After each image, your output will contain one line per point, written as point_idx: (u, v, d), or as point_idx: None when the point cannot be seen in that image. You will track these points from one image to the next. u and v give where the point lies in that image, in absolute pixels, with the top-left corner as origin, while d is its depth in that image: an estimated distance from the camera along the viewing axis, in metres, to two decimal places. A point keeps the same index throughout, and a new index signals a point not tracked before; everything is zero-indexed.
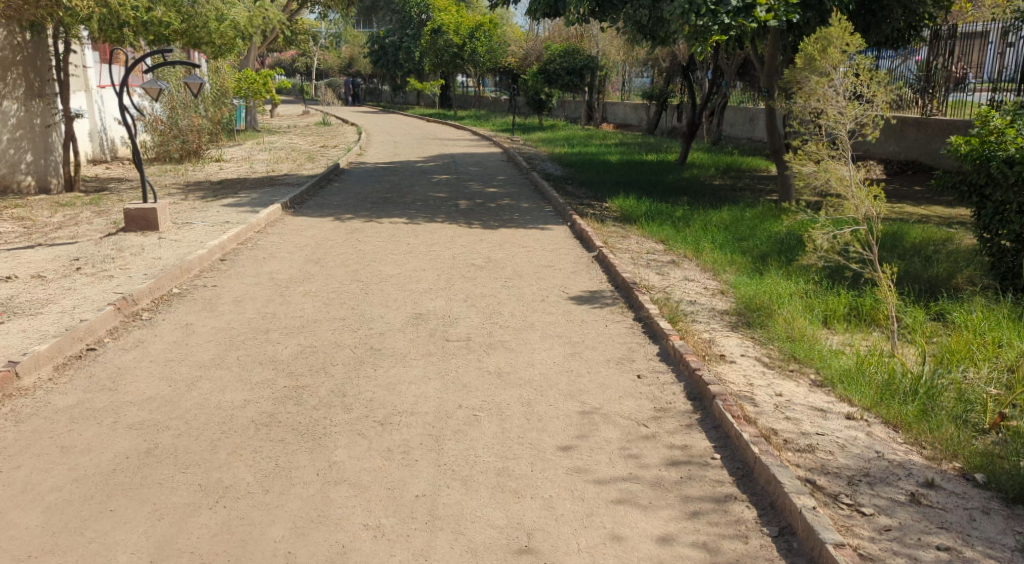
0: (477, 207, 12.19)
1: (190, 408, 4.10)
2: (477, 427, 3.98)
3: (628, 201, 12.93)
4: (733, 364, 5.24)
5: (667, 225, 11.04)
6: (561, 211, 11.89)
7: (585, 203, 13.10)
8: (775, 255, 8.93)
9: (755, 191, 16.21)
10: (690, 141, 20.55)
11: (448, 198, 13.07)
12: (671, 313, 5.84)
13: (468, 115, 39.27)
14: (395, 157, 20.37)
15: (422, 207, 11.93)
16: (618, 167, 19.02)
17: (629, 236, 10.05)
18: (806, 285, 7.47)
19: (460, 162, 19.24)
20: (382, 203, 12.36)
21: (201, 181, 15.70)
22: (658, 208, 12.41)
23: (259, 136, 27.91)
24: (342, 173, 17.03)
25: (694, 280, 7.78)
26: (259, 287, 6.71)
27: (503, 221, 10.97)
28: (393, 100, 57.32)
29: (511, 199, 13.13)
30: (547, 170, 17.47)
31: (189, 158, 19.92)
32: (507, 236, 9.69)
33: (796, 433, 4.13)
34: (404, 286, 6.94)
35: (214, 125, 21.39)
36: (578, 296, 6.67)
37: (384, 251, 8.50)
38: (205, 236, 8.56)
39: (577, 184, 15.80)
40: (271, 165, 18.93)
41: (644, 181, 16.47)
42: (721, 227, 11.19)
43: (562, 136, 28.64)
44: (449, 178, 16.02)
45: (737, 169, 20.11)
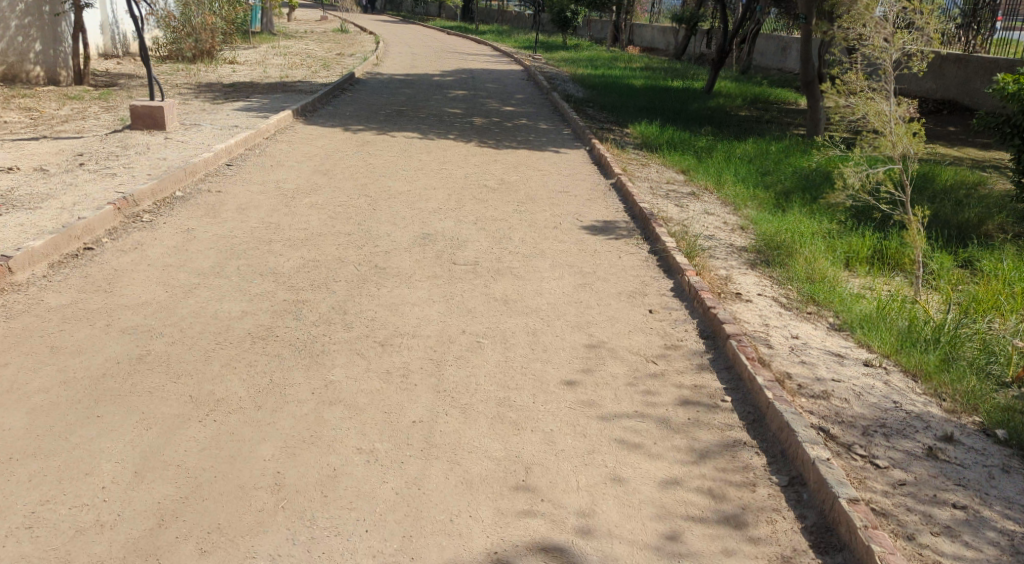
0: (493, 125, 11.91)
1: (186, 316, 3.97)
2: (479, 355, 3.87)
3: (650, 128, 12.62)
4: (749, 304, 5.09)
5: (688, 156, 10.78)
6: (579, 134, 11.63)
7: (606, 127, 12.80)
8: (799, 192, 8.72)
9: (780, 125, 15.83)
10: (718, 69, 20.02)
11: (464, 114, 12.77)
12: (689, 248, 5.68)
13: (491, 30, 38.43)
14: (413, 69, 19.95)
15: (437, 123, 11.66)
16: (641, 92, 18.58)
17: (649, 164, 9.81)
18: (830, 225, 7.27)
19: (479, 78, 18.81)
20: (397, 117, 12.09)
21: (213, 82, 15.42)
22: (680, 138, 12.11)
23: (275, 40, 27.38)
24: (358, 82, 16.68)
25: (714, 214, 7.60)
26: (265, 196, 6.55)
27: (519, 142, 10.70)
28: (414, 10, 56.09)
29: (528, 119, 12.82)
30: (568, 92, 17.08)
31: (203, 59, 19.69)
32: (523, 157, 9.45)
33: (811, 379, 4.00)
34: (413, 204, 6.77)
35: (227, 26, 21.00)
36: (592, 225, 6.50)
37: (395, 166, 8.29)
38: (212, 140, 8.35)
39: (598, 107, 15.44)
40: (286, 71, 18.57)
41: (667, 108, 16.08)
42: (744, 160, 10.93)
43: (586, 57, 27.99)
44: (466, 93, 15.67)
45: (764, 101, 19.62)
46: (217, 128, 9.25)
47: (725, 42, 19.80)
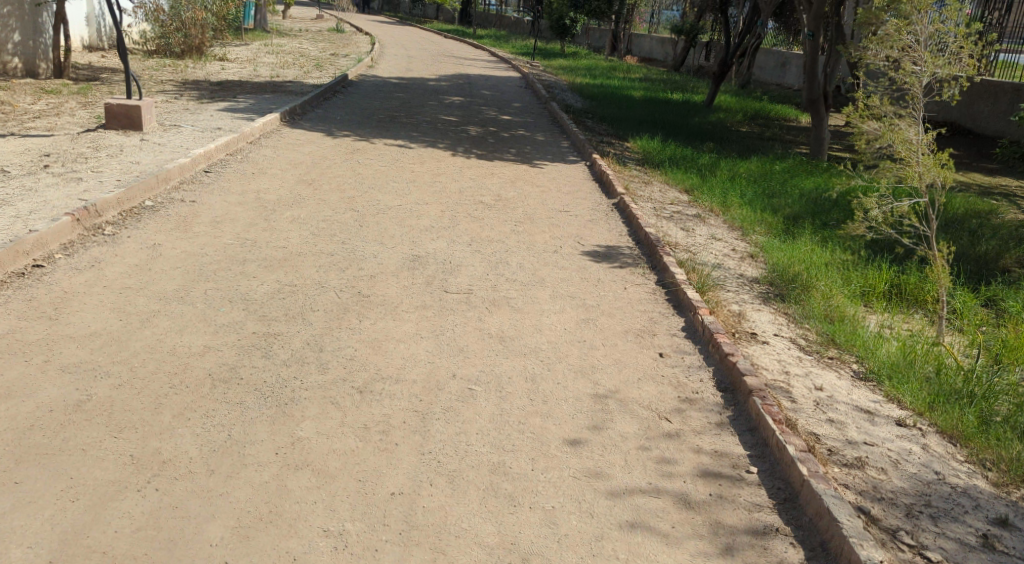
0: (489, 135, 11.48)
1: (138, 351, 3.49)
2: (472, 405, 3.42)
3: (651, 143, 12.22)
4: (765, 346, 4.66)
5: (692, 174, 10.38)
6: (578, 147, 11.22)
7: (606, 140, 12.40)
8: (809, 217, 8.32)
9: (783, 143, 15.47)
10: (719, 82, 19.67)
11: (459, 122, 12.35)
12: (700, 281, 5.24)
13: (488, 36, 38.08)
14: (408, 72, 19.54)
15: (431, 131, 11.23)
16: (641, 105, 18.19)
17: (652, 182, 9.40)
18: (844, 256, 6.86)
19: (476, 84, 18.40)
20: (389, 123, 11.65)
21: (200, 80, 14.94)
22: (683, 154, 11.71)
23: (268, 38, 26.94)
24: (351, 85, 16.24)
25: (721, 240, 7.18)
26: (243, 208, 6.09)
27: (516, 153, 10.27)
28: (411, 12, 55.75)
29: (525, 129, 12.41)
30: (566, 101, 16.69)
31: (191, 55, 19.44)
32: (520, 171, 9.01)
33: (841, 442, 3.55)
34: (403, 221, 6.31)
35: (218, 22, 20.52)
36: (594, 250, 6.07)
37: (386, 177, 7.84)
38: (191, 143, 7.88)
39: (597, 119, 15.04)
40: (277, 70, 18.13)
41: (668, 122, 15.71)
42: (750, 180, 10.52)
43: (584, 65, 27.65)
44: (462, 100, 15.25)
45: (765, 117, 19.28)
46: (198, 130, 8.78)
47: (728, 55, 19.47)
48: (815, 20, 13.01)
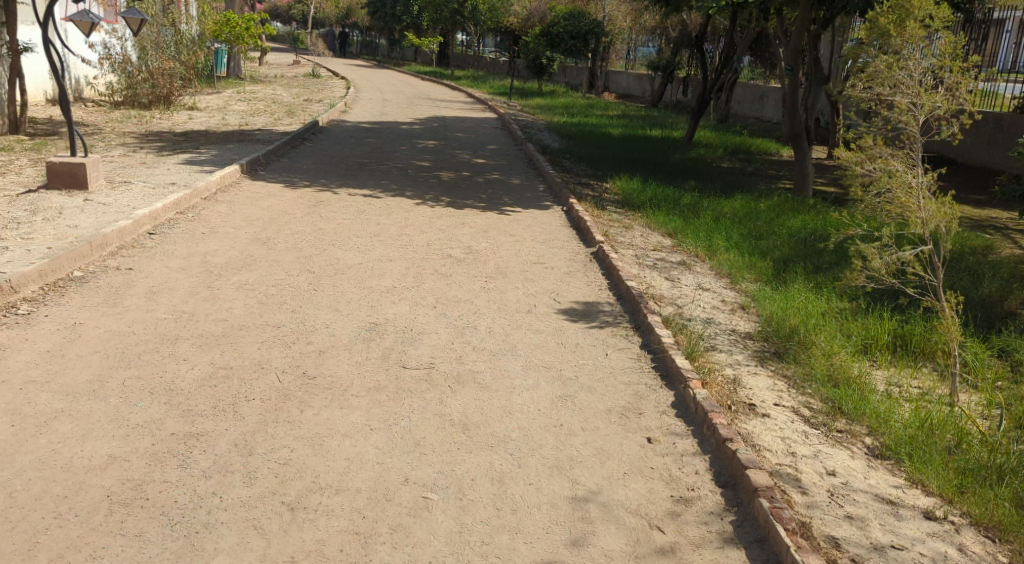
0: (462, 180, 11.00)
1: (26, 470, 2.98)
2: (427, 522, 2.88)
3: (632, 184, 11.77)
4: (766, 420, 4.14)
5: (674, 216, 9.91)
6: (555, 189, 10.76)
7: (585, 182, 11.94)
8: (799, 260, 7.86)
9: (766, 179, 15.09)
10: (698, 118, 19.35)
11: (431, 168, 11.86)
12: (690, 345, 4.73)
13: (465, 76, 37.95)
14: (381, 117, 19.11)
15: (401, 178, 10.72)
16: (620, 143, 17.81)
17: (633, 227, 8.91)
18: (842, 305, 6.37)
19: (451, 126, 18.00)
20: (357, 171, 11.16)
21: (164, 131, 14.44)
22: (663, 194, 11.27)
23: (241, 85, 26.57)
24: (322, 131, 15.78)
25: (710, 291, 6.68)
26: (185, 274, 5.56)
27: (489, 199, 9.79)
28: (388, 54, 55.83)
29: (500, 173, 11.95)
30: (544, 141, 16.29)
31: (158, 104, 19.04)
32: (493, 218, 8.51)
33: (865, 549, 3.03)
34: (364, 281, 5.78)
35: (187, 71, 20.10)
36: (572, 309, 5.54)
37: (349, 231, 7.32)
38: (138, 201, 7.35)
39: (576, 159, 14.62)
40: (246, 118, 17.66)
41: (649, 160, 15.31)
42: (736, 221, 10.05)
43: (561, 104, 27.43)
44: (435, 143, 14.80)
45: (747, 152, 18.94)
46: (149, 186, 8.26)
47: (706, 91, 19.16)
48: (793, 54, 12.64)
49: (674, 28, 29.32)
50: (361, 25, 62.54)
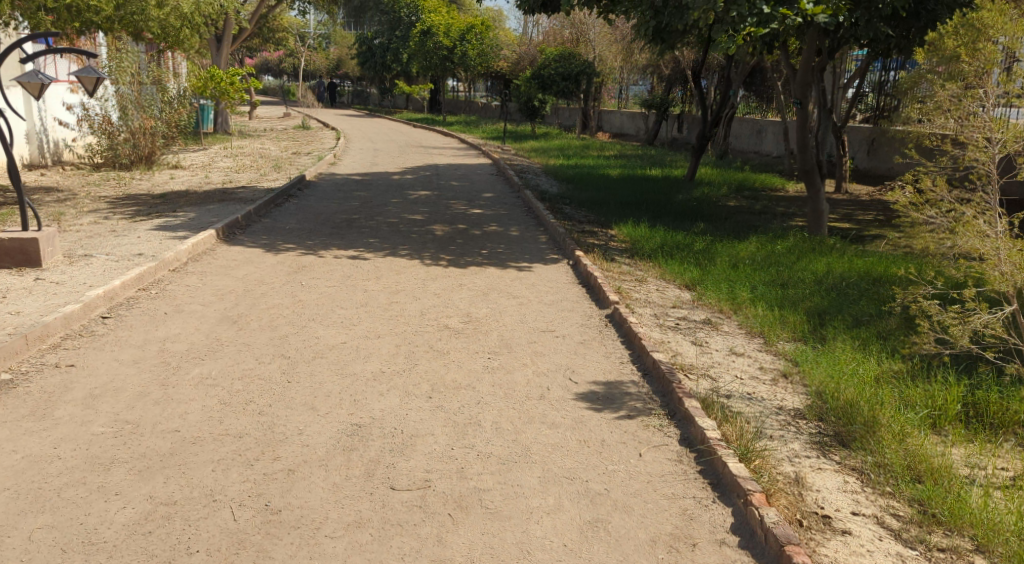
0: (457, 233, 10.25)
1: None
2: None
3: (640, 230, 11.03)
4: (848, 538, 3.35)
5: (690, 265, 9.14)
6: (557, 240, 10.01)
7: (589, 229, 11.20)
8: (835, 311, 7.08)
9: (777, 217, 14.36)
10: (699, 156, 18.69)
11: (424, 221, 11.12)
12: (741, 438, 3.96)
13: (457, 121, 37.50)
14: (372, 168, 18.46)
15: (391, 234, 9.97)
16: (622, 185, 17.13)
17: (646, 280, 8.13)
18: (900, 368, 5.57)
19: (444, 175, 17.32)
20: (344, 228, 10.41)
21: (141, 194, 13.76)
22: (675, 240, 10.53)
23: (228, 140, 26.03)
24: (309, 185, 15.08)
25: (744, 354, 5.89)
26: (137, 367, 4.77)
27: (488, 253, 9.02)
28: (380, 102, 55.57)
29: (497, 223, 11.20)
30: (541, 186, 15.59)
31: (140, 164, 18.46)
32: (492, 276, 7.73)
33: None
34: (346, 366, 5.00)
35: (170, 128, 19.49)
36: (591, 392, 4.74)
37: (332, 302, 6.55)
38: (96, 278, 6.58)
39: (577, 204, 13.91)
40: (230, 175, 17.01)
41: (653, 202, 14.61)
42: (756, 267, 9.29)
43: (556, 146, 26.88)
44: (427, 194, 14.08)
45: (751, 188, 18.24)
46: (112, 259, 7.50)
47: (705, 127, 18.53)
48: (801, 86, 11.97)
49: (666, 65, 28.87)
50: (352, 74, 62.45)
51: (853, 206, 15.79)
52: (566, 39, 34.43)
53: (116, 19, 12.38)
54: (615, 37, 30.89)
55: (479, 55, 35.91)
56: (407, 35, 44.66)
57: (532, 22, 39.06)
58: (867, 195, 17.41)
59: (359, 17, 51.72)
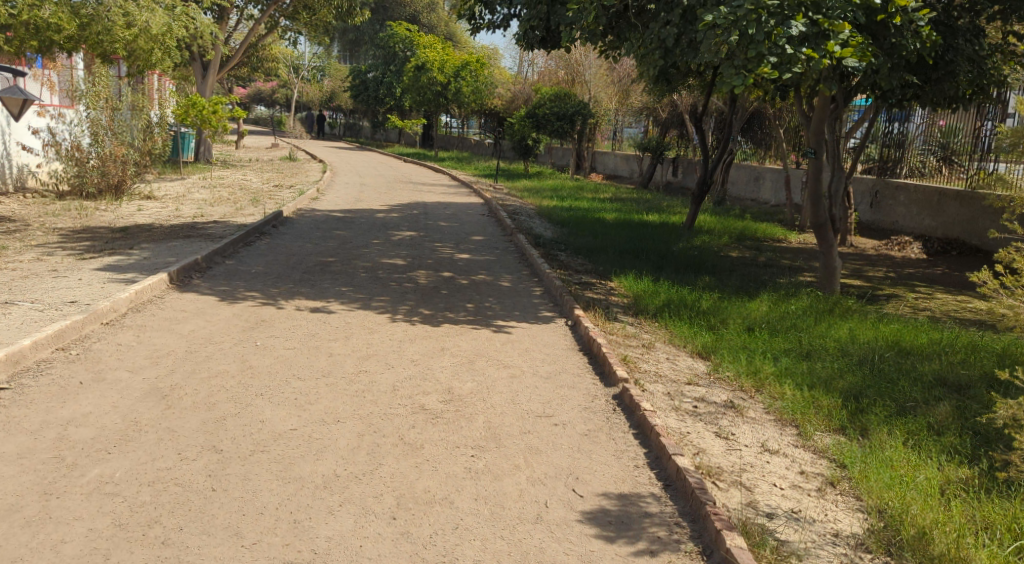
0: (441, 282, 9.24)
1: None
2: None
3: (643, 283, 10.05)
4: None
5: (700, 327, 8.13)
6: (551, 292, 9.04)
7: (586, 281, 10.24)
8: (873, 393, 6.09)
9: (783, 272, 13.45)
10: (700, 202, 17.83)
11: (405, 267, 10.12)
12: None
13: (449, 157, 36.76)
14: (355, 204, 17.52)
15: (367, 282, 8.97)
16: (619, 230, 16.23)
17: (654, 346, 7.11)
18: (971, 479, 4.59)
19: (431, 214, 16.38)
20: (316, 273, 9.40)
21: (103, 227, 12.79)
22: (683, 296, 9.55)
23: (209, 170, 25.13)
24: (286, 221, 14.10)
25: (781, 450, 4.87)
26: (20, 466, 3.80)
27: (474, 308, 8.02)
28: (373, 135, 54.92)
29: (485, 271, 10.21)
30: (533, 229, 14.68)
31: (109, 194, 17.63)
32: (480, 338, 6.72)
33: None
34: (291, 467, 3.99)
35: (144, 156, 18.61)
36: (601, 514, 3.74)
37: (288, 370, 5.53)
38: (8, 333, 5.61)
39: (573, 251, 12.98)
40: (204, 208, 16.05)
41: (654, 252, 13.70)
42: (772, 332, 8.29)
43: (548, 186, 26.06)
44: (412, 235, 13.11)
45: (753, 238, 17.36)
46: (38, 308, 6.53)
47: (706, 173, 17.65)
48: (815, 134, 11.03)
49: (664, 108, 28.17)
50: (345, 107, 61.84)
51: (861, 261, 14.93)
52: (562, 78, 33.80)
53: (79, 38, 11.46)
54: (611, 78, 30.23)
55: (472, 92, 35.21)
56: (401, 70, 44.11)
57: (527, 60, 38.48)
58: (873, 248, 16.55)
59: (353, 49, 51.11)
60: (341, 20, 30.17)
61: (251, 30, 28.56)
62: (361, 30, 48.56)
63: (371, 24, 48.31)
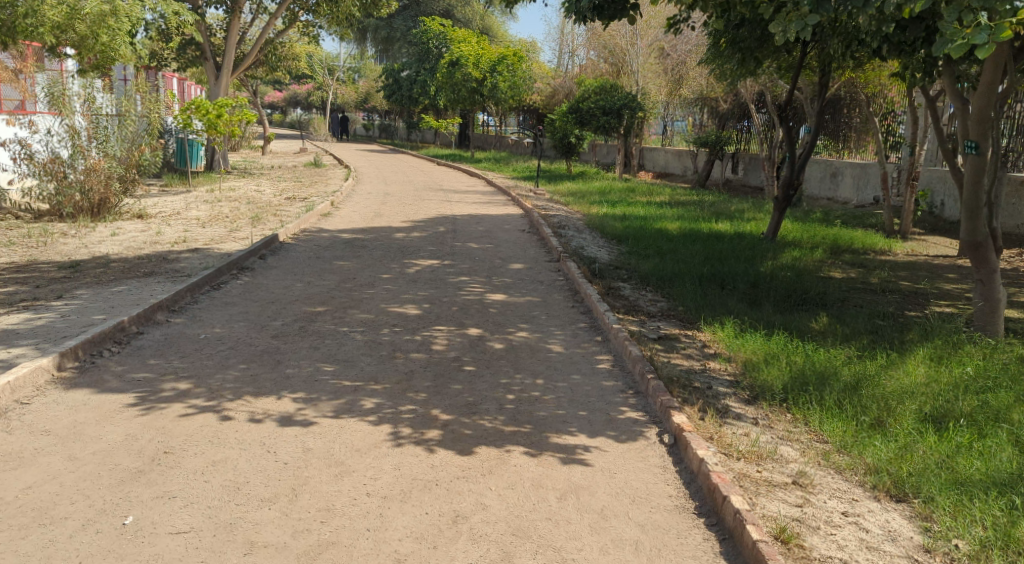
0: (465, 348, 6.51)
1: None
2: None
3: (748, 339, 7.27)
4: None
5: (864, 425, 5.31)
6: (622, 361, 6.28)
7: (669, 336, 7.49)
8: None
9: (911, 302, 10.53)
10: (783, 211, 14.96)
11: (419, 320, 7.45)
12: None
13: (486, 158, 34.09)
14: (373, 220, 14.89)
15: (358, 351, 6.29)
16: (691, 247, 13.46)
17: (815, 483, 4.32)
18: None
19: (461, 232, 13.67)
20: (291, 335, 6.71)
21: (52, 261, 10.32)
22: (812, 360, 6.74)
23: (219, 181, 22.73)
24: (282, 247, 11.48)
25: None
26: None
27: (513, 403, 5.27)
28: (409, 137, 52.38)
29: (528, 323, 7.47)
30: (585, 251, 11.94)
31: (89, 215, 15.19)
32: (519, 484, 4.06)
33: None
34: None
35: (130, 171, 16.06)
36: None
37: None
38: None
39: (640, 282, 10.24)
40: (191, 230, 13.53)
41: (742, 278, 10.91)
42: (975, 429, 5.42)
43: (596, 189, 23.23)
44: (433, 265, 10.42)
45: (851, 252, 14.45)
46: None
47: (792, 173, 14.65)
48: (979, 122, 8.12)
49: (725, 98, 25.24)
50: (379, 109, 59.47)
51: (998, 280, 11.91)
52: (607, 70, 30.93)
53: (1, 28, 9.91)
54: (663, 66, 27.27)
55: (510, 87, 32.44)
56: (436, 68, 41.51)
57: (569, 52, 35.66)
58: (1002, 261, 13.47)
59: (386, 48, 48.52)
60: (366, 13, 27.63)
61: (266, 26, 26.14)
62: (393, 26, 45.94)
63: (404, 20, 45.71)
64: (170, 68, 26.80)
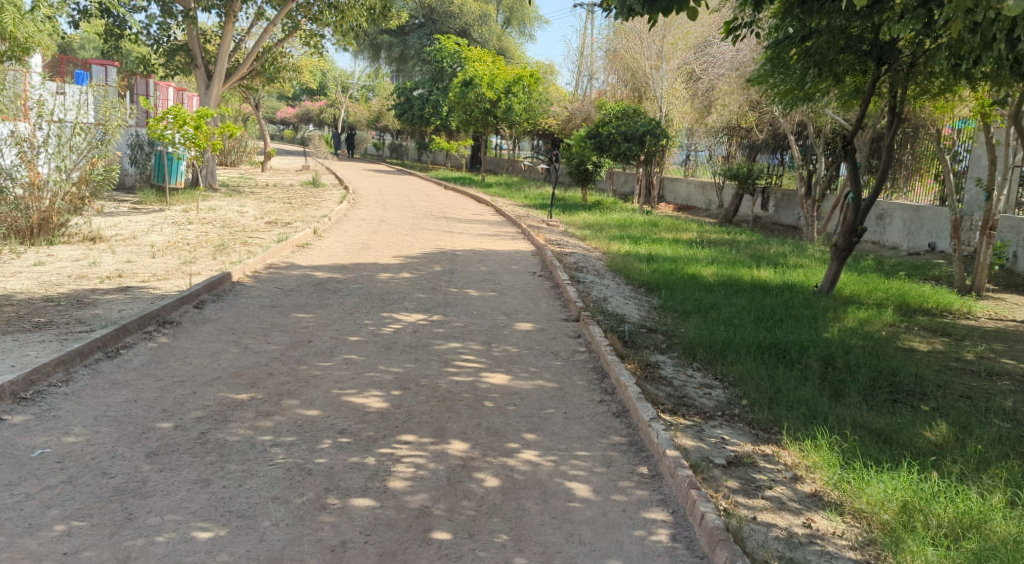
0: (439, 490, 4.21)
1: None
2: None
3: (863, 475, 4.95)
4: None
5: None
6: (688, 527, 4.01)
7: (744, 459, 5.17)
8: None
9: None
10: (842, 260, 12.61)
11: (379, 424, 5.15)
12: None
13: (498, 183, 31.93)
14: (358, 255, 12.63)
15: (268, 493, 4.01)
16: (738, 301, 11.13)
17: None
18: None
19: (460, 273, 11.34)
20: (177, 453, 4.41)
21: None
22: (973, 522, 4.42)
23: (199, 198, 20.56)
24: (233, 288, 9.22)
25: None
26: None
27: None
28: (419, 157, 50.38)
29: (536, 433, 5.14)
30: (610, 306, 9.65)
31: (22, 236, 12.89)
32: None
33: None
34: None
35: (79, 188, 13.58)
36: None
37: None
38: None
39: (685, 355, 7.94)
40: (137, 260, 11.28)
41: (812, 351, 8.59)
42: None
43: (615, 222, 20.97)
44: (418, 323, 8.10)
45: (924, 314, 12.13)
46: None
47: (857, 218, 12.32)
48: None
49: (759, 127, 23.05)
50: (389, 128, 57.53)
51: None
52: (629, 94, 28.79)
53: None
54: (691, 92, 25.12)
55: (525, 111, 30.37)
56: (449, 87, 39.48)
57: (587, 76, 33.56)
58: None
59: (398, 67, 46.53)
60: (374, 24, 25.48)
61: (264, 32, 24.14)
62: (407, 43, 43.95)
63: (419, 38, 43.75)
64: (157, 75, 24.67)
